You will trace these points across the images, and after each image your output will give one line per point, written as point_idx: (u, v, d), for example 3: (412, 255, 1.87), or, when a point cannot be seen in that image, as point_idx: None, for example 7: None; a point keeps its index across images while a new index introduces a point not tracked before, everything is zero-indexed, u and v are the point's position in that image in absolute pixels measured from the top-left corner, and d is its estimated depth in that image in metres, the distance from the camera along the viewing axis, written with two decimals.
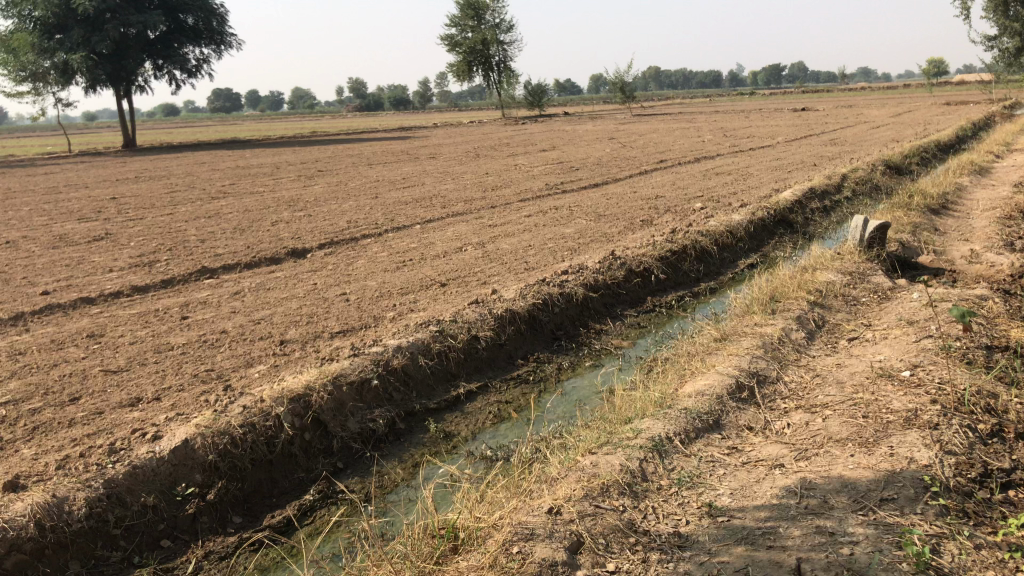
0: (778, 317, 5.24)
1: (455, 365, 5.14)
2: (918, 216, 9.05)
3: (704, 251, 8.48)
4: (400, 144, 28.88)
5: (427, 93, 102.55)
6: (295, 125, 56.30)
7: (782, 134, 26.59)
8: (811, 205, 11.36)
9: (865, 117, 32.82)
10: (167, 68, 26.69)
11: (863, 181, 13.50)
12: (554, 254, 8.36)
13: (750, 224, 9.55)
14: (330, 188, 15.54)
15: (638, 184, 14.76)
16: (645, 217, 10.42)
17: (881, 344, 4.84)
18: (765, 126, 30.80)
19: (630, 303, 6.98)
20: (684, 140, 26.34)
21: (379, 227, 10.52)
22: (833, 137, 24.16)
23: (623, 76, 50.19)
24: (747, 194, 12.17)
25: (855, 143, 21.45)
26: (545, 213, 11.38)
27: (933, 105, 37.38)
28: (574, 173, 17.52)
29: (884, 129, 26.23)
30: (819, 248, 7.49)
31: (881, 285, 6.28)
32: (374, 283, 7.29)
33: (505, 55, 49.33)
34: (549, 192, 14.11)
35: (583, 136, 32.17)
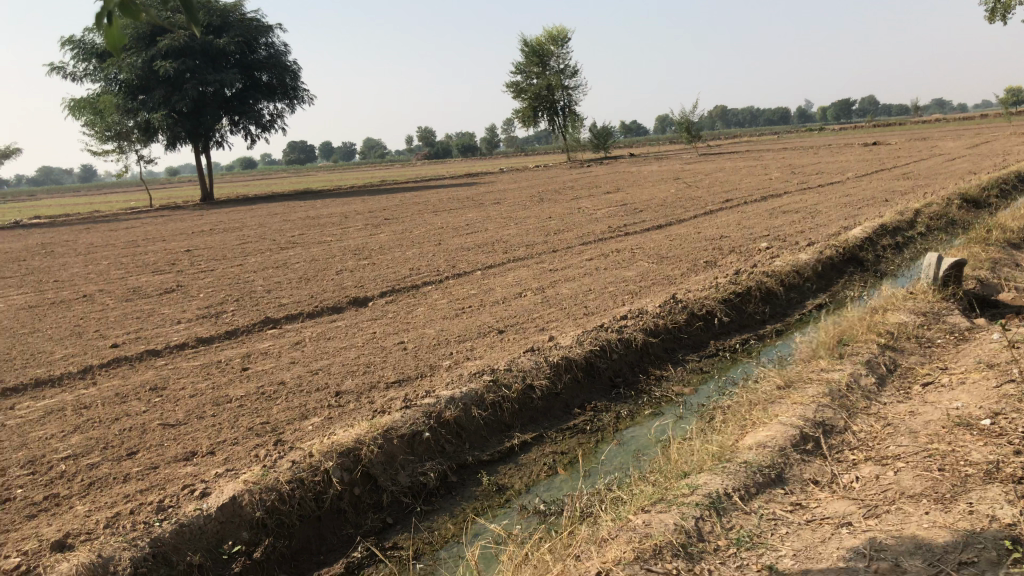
0: (846, 361, 5.01)
1: (510, 414, 5.05)
2: (998, 251, 8.65)
3: (770, 292, 8.24)
4: (467, 190, 29.19)
5: (494, 139, 103.91)
6: (365, 174, 57.53)
7: (854, 169, 26.02)
8: (883, 242, 10.99)
9: (940, 150, 31.93)
10: (242, 123, 27.60)
11: (938, 216, 13.04)
12: (614, 299, 8.24)
13: (818, 263, 9.27)
14: (396, 236, 15.73)
15: (703, 224, 14.55)
16: (709, 258, 10.23)
17: (957, 389, 4.57)
18: (836, 162, 30.22)
19: (692, 348, 6.80)
20: (751, 178, 25.99)
21: (441, 274, 10.55)
22: (908, 170, 23.53)
23: (689, 115, 49.98)
24: (815, 232, 11.86)
25: (930, 177, 20.83)
26: (607, 256, 11.27)
27: (1013, 135, 36.17)
28: (639, 214, 17.39)
29: (962, 161, 25.45)
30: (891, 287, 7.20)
31: (957, 326, 5.98)
32: (432, 331, 7.27)
33: (570, 99, 49.70)
34: (612, 235, 14.00)
35: (649, 177, 32.05)
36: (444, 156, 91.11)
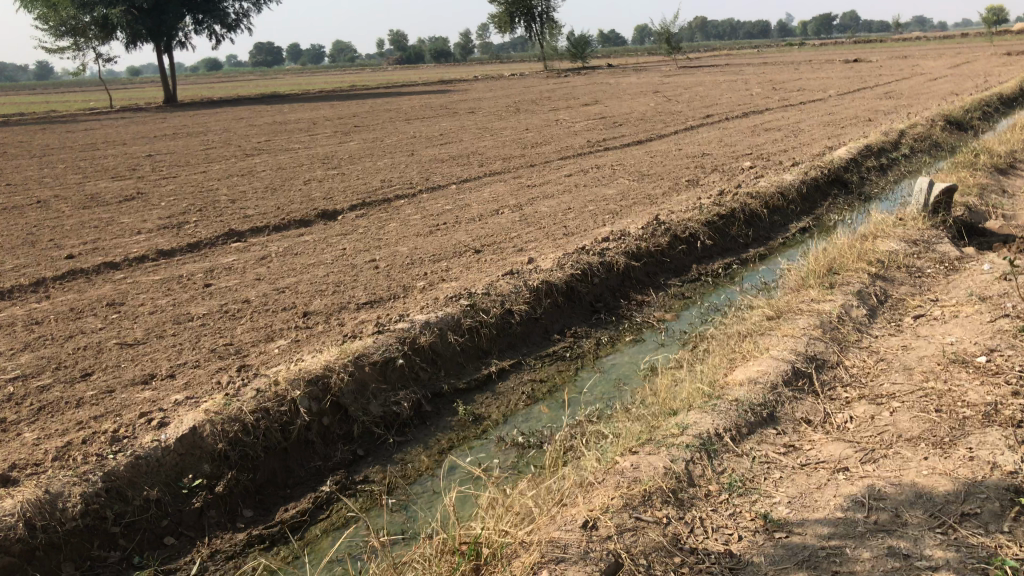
0: (837, 291, 4.83)
1: (487, 340, 4.84)
2: (985, 176, 8.47)
3: (753, 214, 8.02)
4: (440, 98, 28.43)
5: (469, 45, 101.44)
6: (335, 78, 56.00)
7: (835, 87, 25.65)
8: (867, 164, 10.77)
9: (920, 68, 31.57)
10: (207, 21, 26.40)
11: (922, 138, 12.81)
12: (594, 219, 7.97)
13: (803, 184, 9.04)
14: (367, 145, 15.25)
15: (683, 140, 14.23)
16: (691, 177, 9.96)
17: (951, 323, 4.41)
18: (816, 78, 29.79)
19: (674, 272, 6.59)
20: (731, 93, 25.55)
21: (414, 187, 10.19)
22: (889, 90, 23.21)
23: (669, 26, 48.93)
24: (798, 152, 11.59)
25: (912, 96, 20.54)
26: (586, 172, 10.96)
27: (994, 55, 35.82)
28: (617, 129, 17.00)
29: (943, 80, 25.15)
30: (878, 213, 7.01)
31: (947, 255, 5.81)
32: (405, 249, 6.99)
33: (548, 5, 48.32)
34: (591, 150, 13.64)
35: (627, 89, 31.45)
36: (418, 62, 88.88)
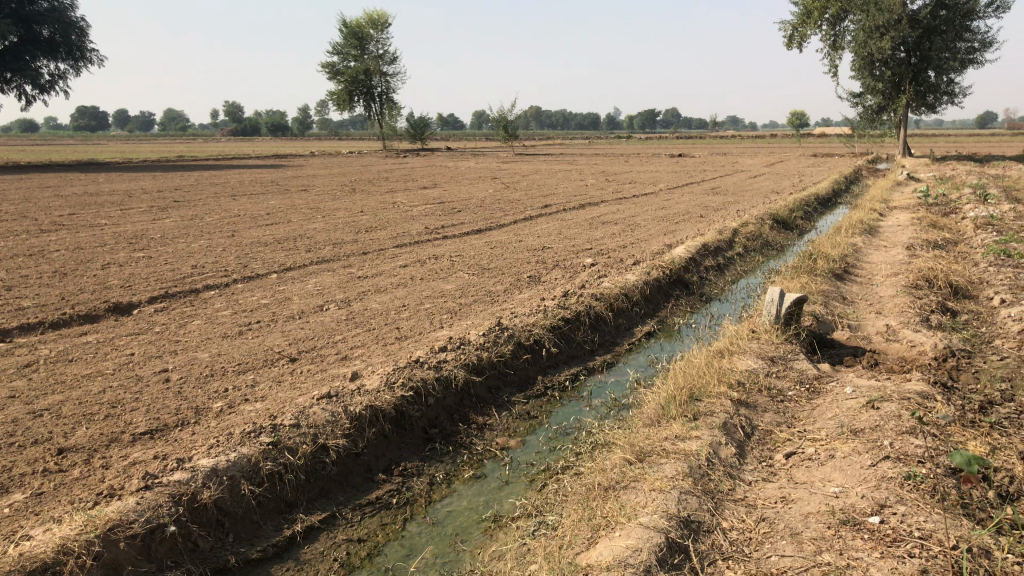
0: (701, 425, 4.27)
1: (292, 489, 3.93)
2: (824, 282, 8.43)
3: (599, 317, 7.51)
4: (273, 174, 27.21)
5: (307, 121, 100.19)
6: (162, 147, 53.27)
7: (665, 180, 26.53)
8: (707, 263, 10.67)
9: (741, 166, 33.41)
10: (14, 81, 24.18)
11: (754, 237, 13.01)
12: (431, 320, 7.22)
13: (647, 284, 8.69)
14: (184, 223, 13.97)
15: (522, 231, 13.88)
16: (533, 273, 9.46)
17: (828, 466, 3.92)
18: (647, 171, 30.86)
19: (518, 386, 5.91)
20: (568, 183, 25.90)
21: (229, 275, 9.12)
22: (715, 186, 24.19)
23: (507, 113, 50.06)
24: (638, 248, 11.39)
25: (738, 193, 21.39)
26: (422, 264, 10.26)
27: (803, 156, 38.62)
28: (456, 215, 16.51)
29: (763, 179, 26.53)
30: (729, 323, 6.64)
31: (806, 374, 5.44)
32: (206, 356, 5.95)
33: (388, 86, 48.37)
34: (428, 237, 13.01)
35: (466, 173, 31.46)
36: (253, 135, 86.58)
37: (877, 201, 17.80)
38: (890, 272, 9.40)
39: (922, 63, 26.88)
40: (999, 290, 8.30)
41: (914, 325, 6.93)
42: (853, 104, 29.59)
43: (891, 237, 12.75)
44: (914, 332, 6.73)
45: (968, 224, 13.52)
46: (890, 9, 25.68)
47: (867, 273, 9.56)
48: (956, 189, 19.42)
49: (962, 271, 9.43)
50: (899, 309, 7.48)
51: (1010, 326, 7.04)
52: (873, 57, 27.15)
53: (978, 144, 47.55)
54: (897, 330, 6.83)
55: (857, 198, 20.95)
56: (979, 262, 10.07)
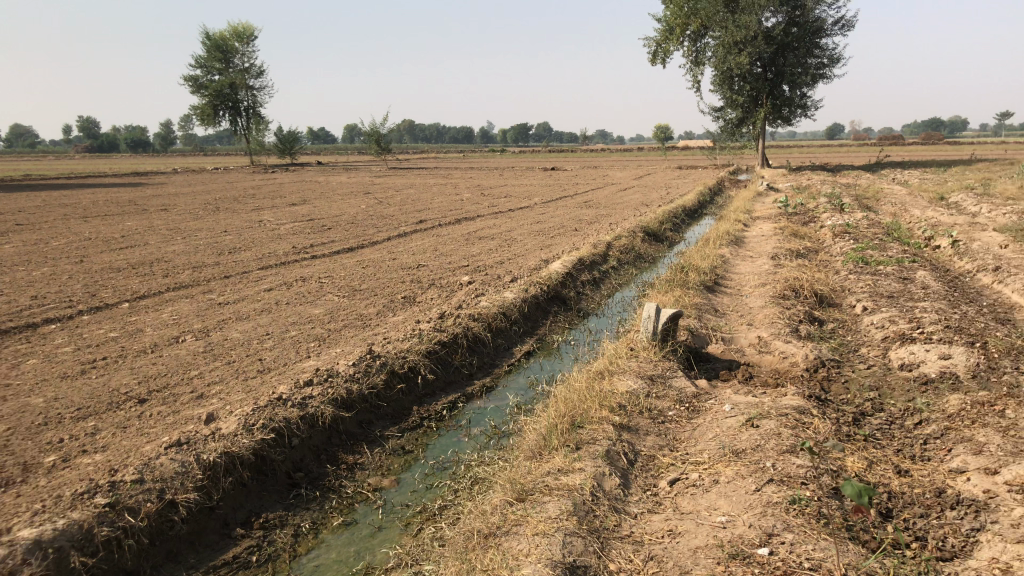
0: (584, 455, 4.08)
1: (135, 556, 3.50)
2: (697, 294, 8.47)
3: (476, 338, 7.26)
4: (130, 192, 25.78)
5: (169, 136, 96.15)
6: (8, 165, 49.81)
7: (539, 194, 26.67)
8: (582, 277, 10.61)
9: (611, 178, 34.07)
10: None
11: (627, 250, 13.11)
12: (297, 350, 6.79)
13: (524, 302, 8.51)
14: (27, 248, 12.91)
15: (396, 248, 13.52)
16: (406, 294, 9.13)
17: (713, 492, 3.79)
18: (521, 185, 31.00)
19: (391, 418, 5.59)
20: (442, 197, 25.67)
21: (75, 306, 8.39)
22: (588, 198, 24.49)
23: (379, 127, 49.44)
24: (514, 264, 11.24)
25: (610, 205, 21.69)
26: (290, 287, 9.77)
27: (669, 169, 39.75)
28: (326, 233, 15.98)
29: (633, 191, 27.07)
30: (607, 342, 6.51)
31: (685, 392, 5.35)
32: (42, 401, 5.35)
33: (255, 100, 47.00)
34: (297, 257, 12.47)
35: (338, 189, 30.75)
36: (111, 151, 82.34)
37: (742, 211, 18.36)
38: (759, 282, 9.57)
39: (777, 78, 28.10)
40: (860, 297, 8.56)
41: (785, 336, 7.01)
42: (715, 118, 30.63)
43: (757, 247, 13.10)
44: (785, 343, 6.80)
45: (827, 233, 14.07)
46: (747, 25, 26.73)
47: (737, 284, 9.71)
48: (813, 198, 20.30)
49: (825, 280, 9.72)
50: (770, 320, 7.57)
51: (873, 333, 7.23)
52: (732, 72, 28.18)
53: (828, 155, 50.35)
54: (769, 342, 6.88)
55: (723, 209, 21.60)
56: (839, 270, 10.43)
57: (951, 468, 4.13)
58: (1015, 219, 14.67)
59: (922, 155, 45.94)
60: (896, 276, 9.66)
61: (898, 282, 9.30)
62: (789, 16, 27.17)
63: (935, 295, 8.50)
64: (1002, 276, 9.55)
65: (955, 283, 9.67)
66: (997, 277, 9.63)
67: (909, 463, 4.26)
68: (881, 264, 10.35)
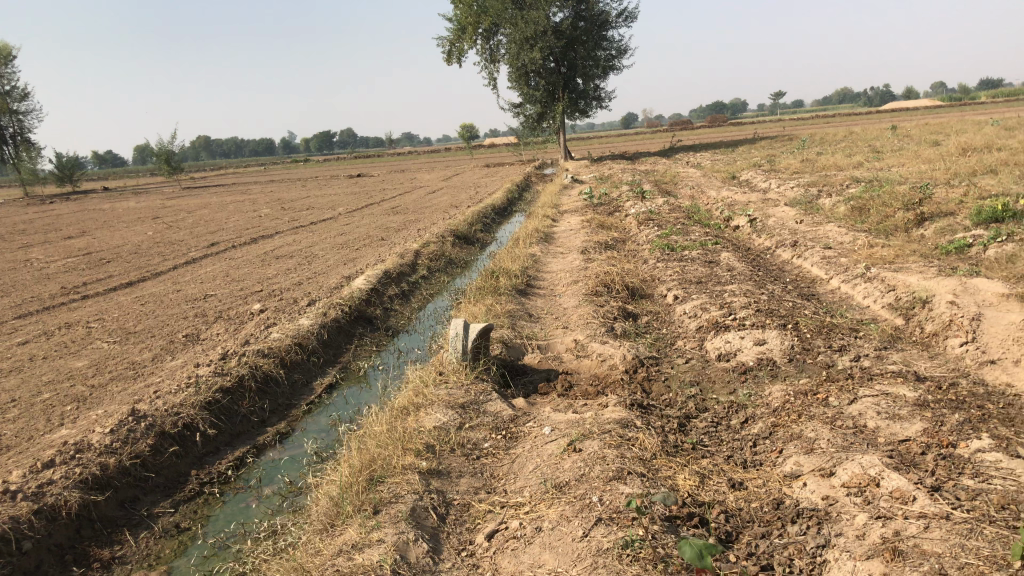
0: (383, 521, 3.44)
1: None
2: (508, 301, 8.02)
3: (268, 377, 6.44)
4: None
5: None
6: None
7: (344, 203, 25.66)
8: (389, 291, 9.94)
9: (419, 181, 33.51)
10: None
11: (436, 257, 12.56)
12: (48, 418, 5.71)
13: (324, 327, 7.73)
14: None
15: (183, 278, 12.30)
16: (190, 332, 8.13)
17: (535, 545, 3.26)
18: (325, 196, 29.85)
19: (163, 491, 4.72)
20: (240, 216, 24.16)
21: None
22: (394, 204, 23.78)
23: (167, 145, 46.45)
24: (314, 284, 10.39)
25: (417, 210, 21.12)
26: (50, 337, 8.49)
27: (476, 168, 39.69)
28: (105, 267, 14.40)
29: (441, 193, 26.61)
30: (413, 368, 5.89)
31: (500, 417, 4.83)
32: None
33: (22, 126, 43.27)
34: (64, 299, 11.04)
35: (124, 216, 28.39)
36: None
37: (550, 206, 18.29)
38: (570, 279, 9.28)
39: (570, 72, 28.52)
40: (670, 286, 8.42)
41: (601, 337, 6.66)
42: (514, 114, 30.73)
43: (566, 242, 12.92)
44: (602, 344, 6.45)
45: (632, 221, 14.14)
46: (536, 21, 26.90)
47: (548, 284, 9.37)
48: (615, 187, 20.59)
49: (634, 271, 9.57)
50: (584, 320, 7.23)
51: (688, 323, 7.05)
52: (526, 68, 28.32)
53: (626, 143, 52.18)
54: (585, 345, 6.51)
55: (530, 205, 21.54)
56: (648, 259, 10.35)
57: (785, 472, 3.83)
58: (801, 192, 15.37)
59: (710, 136, 48.44)
60: (702, 260, 9.66)
61: (704, 266, 9.29)
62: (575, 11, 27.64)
63: (741, 277, 8.51)
64: (800, 250, 9.78)
65: (757, 262, 9.81)
66: (795, 251, 9.84)
67: (742, 472, 3.93)
68: (686, 249, 10.36)
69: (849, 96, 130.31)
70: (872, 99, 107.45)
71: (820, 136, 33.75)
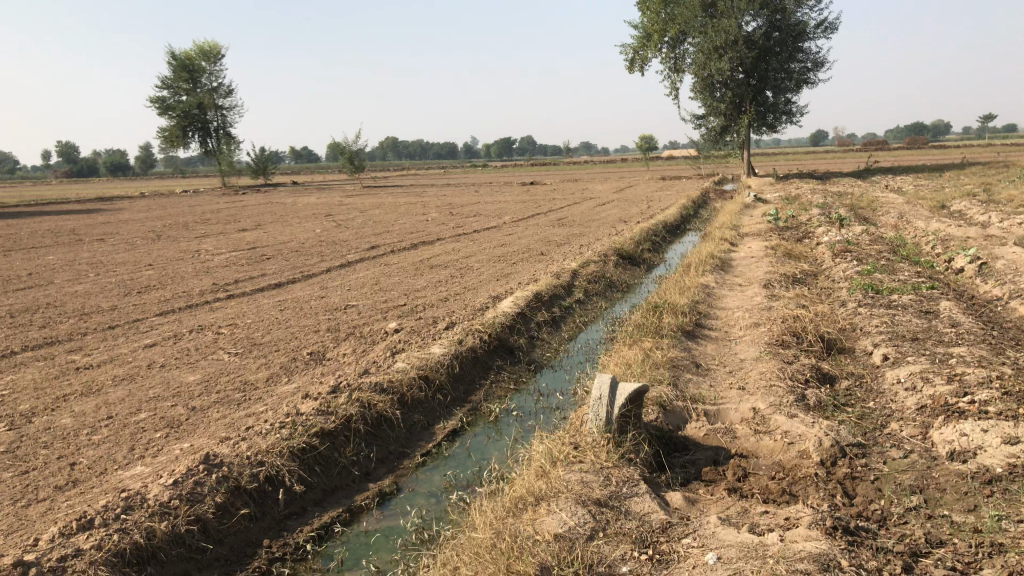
0: None
1: None
2: (672, 346, 6.75)
3: (380, 418, 5.49)
4: (75, 224, 24.10)
5: (149, 158, 94.68)
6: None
7: (511, 211, 24.99)
8: (538, 317, 8.88)
9: (590, 192, 32.49)
10: None
11: (596, 278, 11.42)
12: (130, 446, 4.98)
13: (457, 359, 6.74)
14: None
15: (332, 283, 11.78)
16: (317, 349, 7.37)
17: None
18: (493, 202, 29.37)
19: (222, 567, 3.83)
20: (407, 218, 23.97)
21: None
22: (562, 215, 22.86)
23: (351, 144, 47.84)
24: (460, 302, 9.49)
25: (584, 223, 20.06)
26: (177, 342, 7.99)
27: (651, 181, 38.10)
28: (262, 265, 14.18)
29: (610, 206, 25.42)
30: (549, 434, 4.75)
31: (648, 525, 3.61)
32: None
33: (224, 120, 45.79)
34: (211, 298, 10.71)
35: (301, 211, 29.02)
36: (87, 175, 79.57)
37: (728, 228, 16.72)
38: (750, 321, 7.88)
39: (760, 84, 26.60)
40: (877, 343, 6.85)
41: (787, 408, 5.29)
42: (696, 127, 29.11)
43: (746, 272, 11.42)
44: (789, 420, 5.08)
45: (825, 251, 12.43)
46: (727, 30, 25.25)
47: (722, 325, 8.00)
48: (804, 210, 18.68)
49: (828, 316, 8.04)
50: (766, 380, 5.86)
51: (903, 398, 5.53)
52: (713, 78, 26.70)
53: (815, 163, 49.01)
54: (769, 419, 5.15)
55: (706, 224, 20.01)
56: (845, 301, 8.75)
57: None
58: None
59: (911, 160, 44.66)
60: (915, 309, 7.99)
61: (919, 318, 7.62)
62: (771, 20, 25.76)
63: (970, 337, 6.82)
64: None
65: (987, 317, 8.01)
66: None
67: None
68: (894, 293, 8.68)
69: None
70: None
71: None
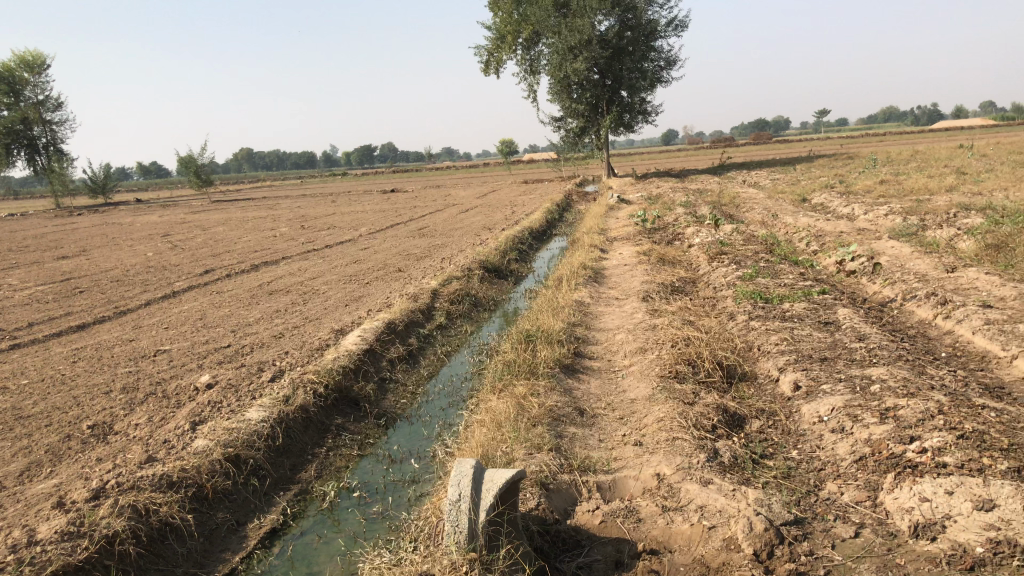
0: None
1: None
2: (550, 389, 5.54)
3: (163, 531, 4.01)
4: None
5: None
6: None
7: (368, 222, 23.43)
8: (391, 355, 7.51)
9: (452, 198, 31.24)
10: None
11: (459, 298, 10.14)
12: None
13: (281, 424, 5.31)
14: None
15: (150, 320, 10.00)
16: (102, 420, 5.73)
17: None
18: (351, 212, 27.72)
19: None
20: (254, 235, 22.00)
21: None
22: (423, 225, 21.51)
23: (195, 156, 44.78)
24: (297, 339, 8.00)
25: (445, 233, 18.79)
26: None
27: (515, 184, 37.28)
28: (72, 300, 12.12)
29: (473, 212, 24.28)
30: (395, 558, 3.42)
31: None
32: None
33: (52, 135, 41.90)
34: None
35: (137, 232, 26.41)
36: None
37: (596, 232, 15.84)
38: (634, 346, 6.78)
39: (616, 83, 26.09)
40: (785, 366, 5.85)
41: (700, 471, 4.14)
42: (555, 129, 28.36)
43: (621, 282, 10.42)
44: (706, 492, 3.94)
45: (699, 254, 11.60)
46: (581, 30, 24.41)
47: (604, 353, 6.87)
48: (669, 209, 18.03)
49: (721, 335, 7.04)
50: (668, 431, 4.72)
51: (836, 445, 4.48)
52: (569, 79, 25.96)
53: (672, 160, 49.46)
54: (680, 492, 3.99)
55: (572, 228, 19.13)
56: (735, 314, 7.81)
57: None
58: (899, 221, 12.71)
59: (763, 154, 45.69)
60: (814, 320, 7.11)
61: (821, 331, 6.72)
62: (623, 19, 25.25)
63: (884, 352, 5.89)
64: (945, 308, 7.16)
65: (890, 325, 7.20)
66: (938, 310, 7.23)
67: None
68: (786, 302, 7.79)
69: (900, 115, 126.38)
70: (920, 115, 103.07)
71: (887, 153, 30.81)
